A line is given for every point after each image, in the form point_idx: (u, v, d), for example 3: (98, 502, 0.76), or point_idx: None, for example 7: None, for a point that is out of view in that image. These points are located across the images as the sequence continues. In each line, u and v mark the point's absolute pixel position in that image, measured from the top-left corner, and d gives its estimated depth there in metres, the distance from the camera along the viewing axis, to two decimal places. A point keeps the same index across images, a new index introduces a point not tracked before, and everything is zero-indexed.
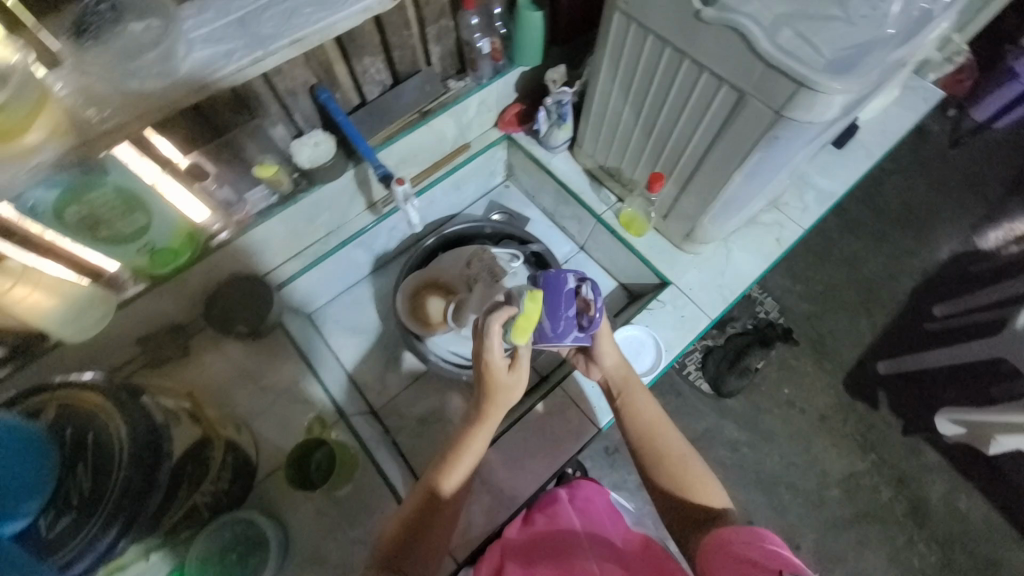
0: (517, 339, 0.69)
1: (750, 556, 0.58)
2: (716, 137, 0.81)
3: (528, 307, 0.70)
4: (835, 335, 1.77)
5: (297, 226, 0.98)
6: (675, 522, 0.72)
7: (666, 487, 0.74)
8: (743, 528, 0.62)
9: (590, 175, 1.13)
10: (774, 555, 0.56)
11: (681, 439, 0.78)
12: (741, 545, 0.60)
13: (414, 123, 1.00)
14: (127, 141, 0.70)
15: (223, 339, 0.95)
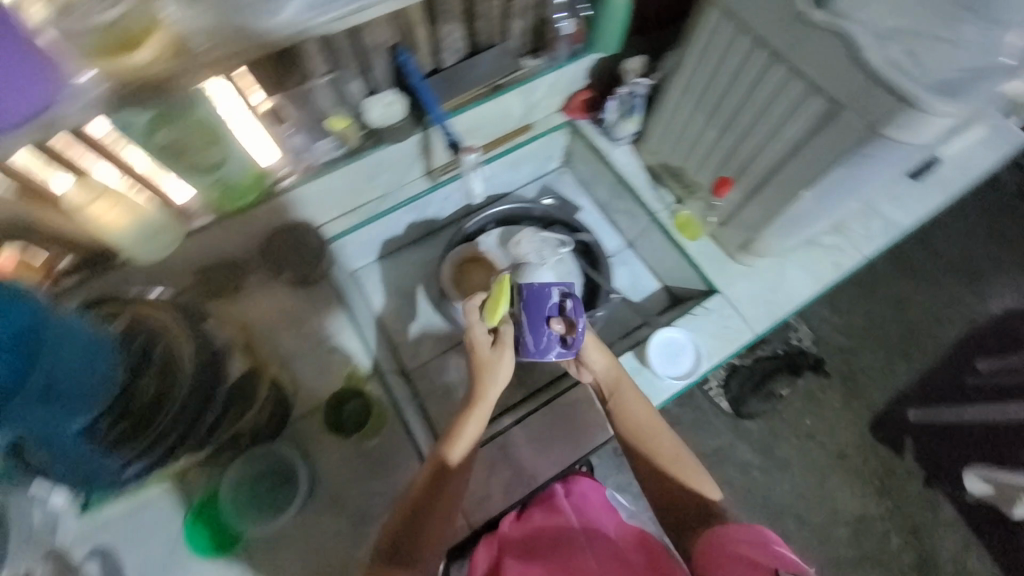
0: (487, 321, 0.79)
1: (751, 555, 0.58)
2: (796, 149, 0.78)
3: (497, 295, 0.79)
4: (869, 374, 1.71)
5: (356, 182, 0.99)
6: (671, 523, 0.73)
7: (663, 489, 0.75)
8: (745, 527, 0.63)
9: (649, 172, 1.11)
10: (777, 554, 0.57)
11: (673, 438, 0.78)
12: (743, 544, 0.60)
13: (484, 96, 0.99)
14: (218, 76, 0.71)
15: (273, 282, 0.98)
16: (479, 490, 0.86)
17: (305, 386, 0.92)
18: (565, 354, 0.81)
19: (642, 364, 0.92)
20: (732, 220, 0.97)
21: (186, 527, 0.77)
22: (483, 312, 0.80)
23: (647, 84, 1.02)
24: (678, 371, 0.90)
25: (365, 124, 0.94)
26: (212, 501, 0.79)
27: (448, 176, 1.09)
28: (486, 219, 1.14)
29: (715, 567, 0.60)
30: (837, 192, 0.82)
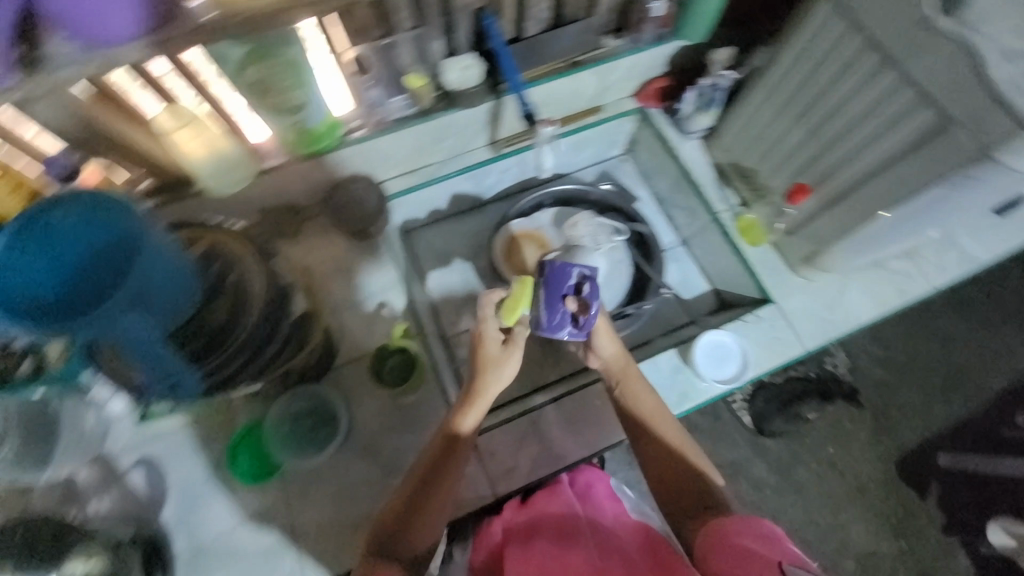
0: (506, 321, 0.73)
1: (751, 547, 0.56)
2: (891, 163, 0.76)
3: (519, 293, 0.74)
4: (903, 411, 1.65)
5: (422, 143, 0.99)
6: (672, 513, 0.70)
7: (665, 479, 0.73)
8: (744, 517, 0.60)
9: (716, 171, 1.08)
10: (779, 547, 0.55)
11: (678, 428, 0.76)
12: (742, 534, 0.58)
13: (561, 71, 0.97)
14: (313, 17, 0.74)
15: (328, 231, 1.00)
16: (506, 460, 0.87)
17: (350, 335, 0.94)
18: (577, 335, 0.79)
19: (685, 362, 0.91)
20: (801, 229, 0.94)
21: (230, 454, 0.82)
22: (500, 312, 0.73)
23: (733, 76, 0.98)
24: (724, 374, 0.89)
25: (442, 85, 0.93)
26: (254, 431, 0.83)
27: (512, 148, 1.06)
28: (542, 197, 1.13)
29: (713, 559, 0.58)
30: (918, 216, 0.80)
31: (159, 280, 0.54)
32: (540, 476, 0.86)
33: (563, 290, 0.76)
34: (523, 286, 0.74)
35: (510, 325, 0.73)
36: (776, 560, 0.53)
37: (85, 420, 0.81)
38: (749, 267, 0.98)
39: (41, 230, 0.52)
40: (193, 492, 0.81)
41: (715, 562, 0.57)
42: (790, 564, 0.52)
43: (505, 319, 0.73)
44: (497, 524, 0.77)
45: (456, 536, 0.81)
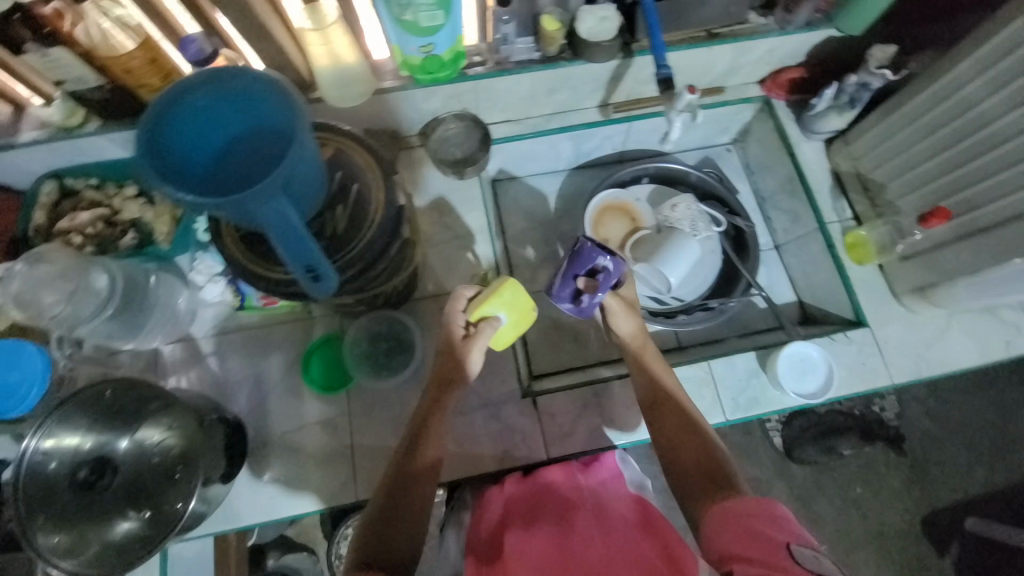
0: (469, 317, 0.78)
1: (758, 526, 0.56)
2: None
3: (490, 295, 0.78)
4: (941, 468, 1.59)
5: (537, 92, 0.95)
6: (686, 491, 0.67)
7: (681, 456, 0.70)
8: (750, 498, 0.60)
9: (834, 178, 1.01)
10: (787, 527, 0.56)
11: (689, 405, 0.75)
12: (751, 515, 0.58)
13: (699, 40, 0.92)
14: None
15: (425, 165, 0.99)
16: (564, 425, 0.87)
17: (430, 271, 0.94)
18: (577, 312, 0.84)
19: (764, 369, 0.88)
20: (921, 257, 0.88)
21: (305, 358, 0.85)
22: (468, 308, 0.79)
23: (888, 77, 0.88)
24: (805, 389, 0.85)
25: (573, 33, 0.88)
26: (332, 341, 0.86)
27: (624, 115, 1.01)
28: (642, 172, 1.09)
29: (720, 539, 0.58)
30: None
31: (303, 168, 0.52)
32: (595, 448, 0.86)
33: (575, 271, 0.80)
34: (497, 292, 0.77)
35: (473, 321, 0.78)
36: (785, 541, 0.54)
37: (177, 304, 0.84)
38: (851, 286, 0.93)
39: (200, 104, 0.53)
40: (265, 387, 0.85)
41: (722, 542, 0.57)
42: (797, 544, 0.54)
43: (470, 316, 0.78)
44: (497, 502, 0.77)
45: (460, 504, 0.85)
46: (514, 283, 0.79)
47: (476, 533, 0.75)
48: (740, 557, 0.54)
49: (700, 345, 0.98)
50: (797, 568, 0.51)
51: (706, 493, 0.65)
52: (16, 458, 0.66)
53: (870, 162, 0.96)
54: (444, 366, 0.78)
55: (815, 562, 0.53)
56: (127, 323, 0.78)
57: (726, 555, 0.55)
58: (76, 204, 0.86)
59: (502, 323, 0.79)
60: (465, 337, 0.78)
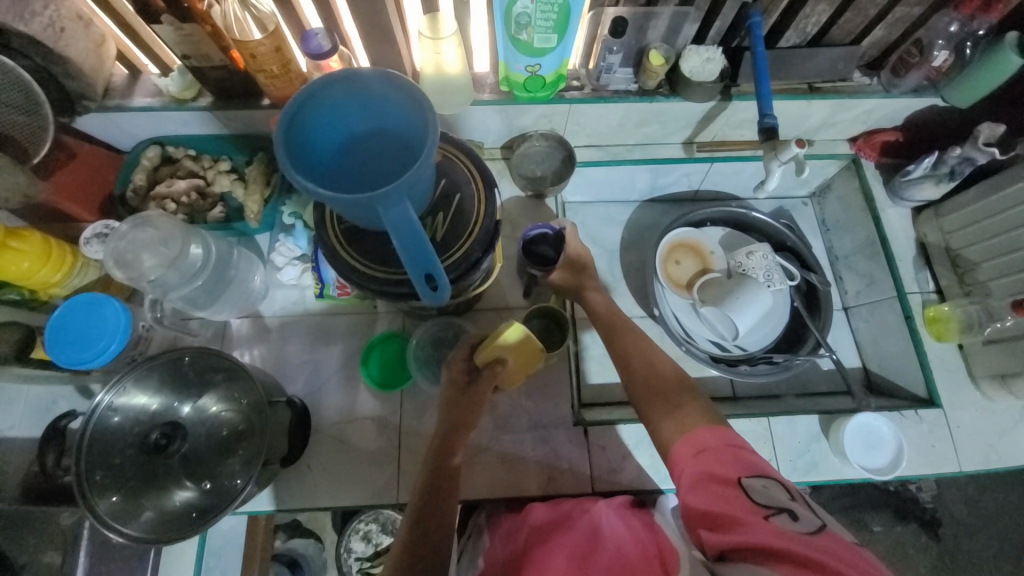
0: (482, 359, 0.74)
1: (711, 468, 0.58)
2: None
3: (498, 336, 0.75)
4: (970, 558, 1.49)
5: (627, 122, 0.96)
6: (649, 412, 0.67)
7: (645, 386, 0.70)
8: (707, 428, 0.61)
9: (918, 248, 0.98)
10: (736, 459, 0.58)
11: (645, 336, 0.76)
12: (702, 454, 0.59)
13: (799, 92, 0.91)
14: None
15: (505, 179, 1.00)
16: (614, 460, 0.85)
17: (496, 284, 0.94)
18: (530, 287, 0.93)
19: (826, 435, 0.85)
20: (1009, 343, 0.85)
21: (365, 352, 0.86)
22: (476, 351, 0.76)
23: (995, 154, 0.86)
24: (873, 464, 0.81)
25: (675, 68, 0.88)
26: (395, 338, 0.87)
27: (707, 154, 1.01)
28: (712, 215, 1.07)
29: (685, 491, 0.58)
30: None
31: (425, 170, 0.53)
32: (641, 489, 0.84)
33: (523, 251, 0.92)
34: (507, 331, 0.74)
35: (486, 361, 0.75)
36: (735, 478, 0.56)
37: (253, 281, 0.88)
38: (927, 364, 0.89)
39: (330, 102, 0.55)
40: (323, 374, 0.86)
41: (688, 498, 0.57)
42: (749, 477, 0.56)
43: (480, 358, 0.75)
44: (523, 525, 0.75)
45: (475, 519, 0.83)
46: (518, 324, 0.76)
47: (496, 556, 0.72)
48: (703, 512, 0.55)
49: (757, 400, 0.95)
50: (751, 504, 0.54)
51: (670, 414, 0.65)
52: (88, 411, 0.68)
53: (961, 238, 0.93)
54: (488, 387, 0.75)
55: (765, 492, 0.55)
56: (209, 293, 0.82)
57: (688, 511, 0.56)
58: (173, 172, 0.90)
59: (511, 364, 0.76)
60: (473, 381, 0.75)
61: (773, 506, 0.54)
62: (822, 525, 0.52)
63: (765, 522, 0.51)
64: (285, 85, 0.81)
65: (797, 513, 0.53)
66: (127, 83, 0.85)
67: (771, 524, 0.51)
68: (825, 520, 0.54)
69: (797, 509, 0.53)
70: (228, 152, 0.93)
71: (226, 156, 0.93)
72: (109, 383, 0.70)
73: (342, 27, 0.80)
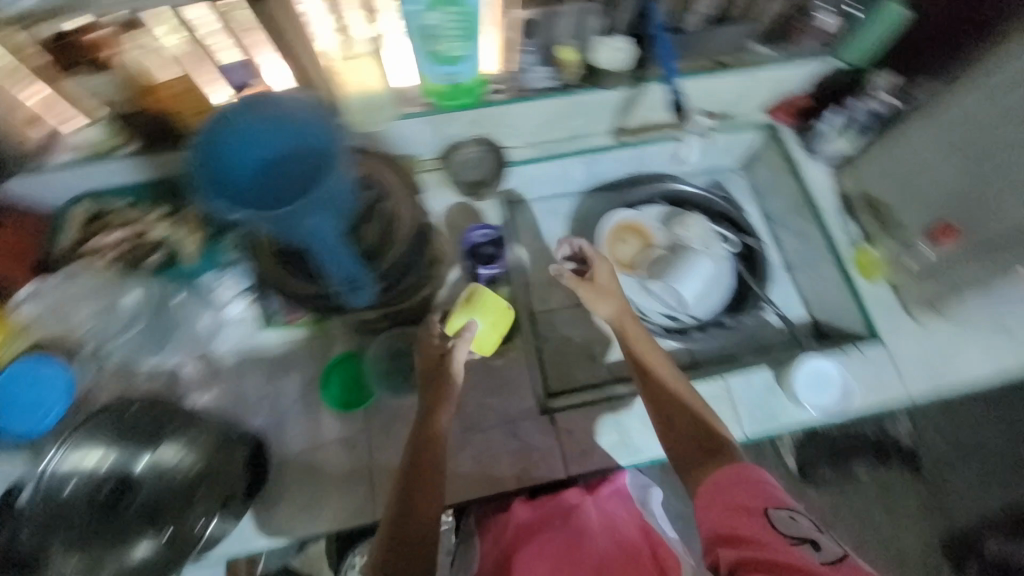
0: (446, 333, 0.79)
1: (739, 498, 0.63)
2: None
3: (461, 304, 0.82)
4: (956, 487, 1.51)
5: (555, 118, 1.00)
6: (688, 464, 0.71)
7: (679, 433, 0.74)
8: (736, 468, 0.67)
9: (841, 199, 1.04)
10: (764, 492, 0.63)
11: (678, 376, 0.79)
12: (733, 487, 0.65)
13: (709, 69, 0.97)
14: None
15: (447, 187, 1.02)
16: (585, 443, 0.86)
17: (447, 290, 0.94)
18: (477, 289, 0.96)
19: (779, 384, 0.89)
20: (935, 274, 0.90)
21: (325, 374, 0.86)
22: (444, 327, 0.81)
23: (889, 101, 0.98)
24: (822, 403, 0.87)
25: (589, 62, 0.93)
26: (352, 358, 0.87)
27: (635, 139, 1.05)
28: (653, 194, 1.12)
29: (707, 514, 0.65)
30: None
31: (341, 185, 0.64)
32: (616, 465, 0.86)
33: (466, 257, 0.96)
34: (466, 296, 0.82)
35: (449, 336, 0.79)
36: (761, 508, 0.62)
37: (200, 323, 0.86)
38: (862, 303, 0.95)
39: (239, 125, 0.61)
40: (282, 407, 0.85)
41: (710, 520, 0.64)
42: (774, 508, 0.62)
43: (448, 330, 0.79)
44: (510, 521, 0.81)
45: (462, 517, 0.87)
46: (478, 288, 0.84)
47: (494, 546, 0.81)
48: (724, 534, 0.62)
49: (714, 362, 0.97)
50: (776, 537, 0.60)
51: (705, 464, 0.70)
52: (37, 477, 0.67)
53: (878, 184, 0.99)
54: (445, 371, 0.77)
55: (790, 522, 0.61)
56: (151, 336, 0.84)
57: (708, 530, 0.64)
58: (104, 224, 0.84)
59: (480, 326, 0.82)
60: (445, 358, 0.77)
61: (795, 535, 0.60)
62: (841, 556, 0.58)
63: (789, 551, 0.58)
64: (183, 105, 0.79)
65: (819, 543, 0.59)
66: (38, 143, 0.76)
67: (794, 552, 0.58)
68: (842, 548, 0.60)
69: (819, 540, 0.60)
70: (166, 195, 0.87)
71: (164, 199, 0.87)
72: (56, 443, 0.69)
73: (251, 62, 0.77)
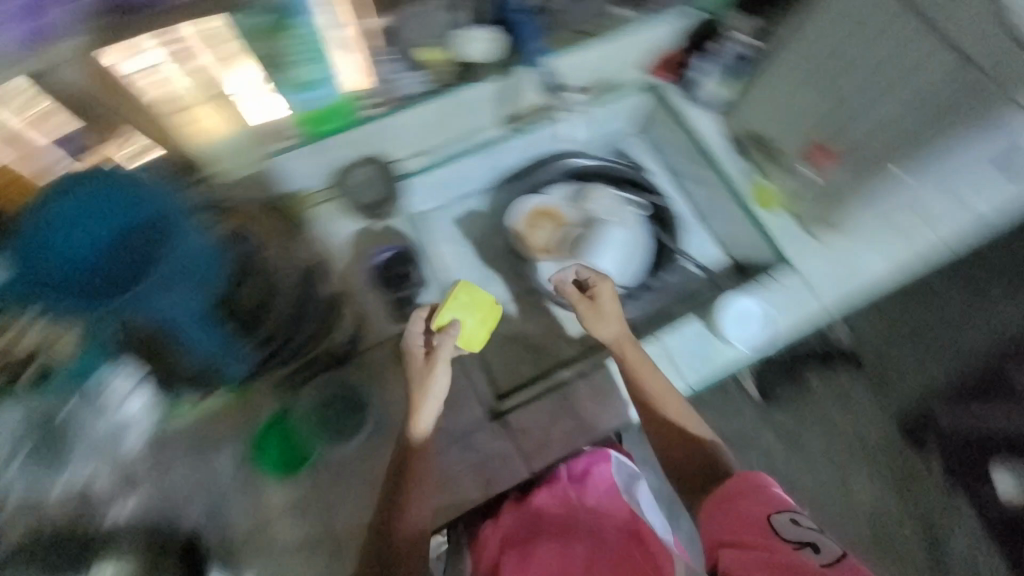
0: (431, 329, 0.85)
1: (745, 505, 0.69)
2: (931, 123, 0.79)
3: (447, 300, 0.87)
4: (902, 374, 1.59)
5: (434, 120, 0.95)
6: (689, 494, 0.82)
7: (680, 465, 0.84)
8: (741, 479, 0.73)
9: (731, 140, 1.06)
10: (767, 499, 0.68)
11: (683, 407, 0.86)
12: (739, 496, 0.70)
13: (576, 43, 0.98)
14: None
15: (345, 216, 0.96)
16: (540, 436, 0.87)
17: (369, 321, 0.90)
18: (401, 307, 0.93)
19: (710, 329, 0.93)
20: (822, 191, 0.95)
21: (257, 441, 0.80)
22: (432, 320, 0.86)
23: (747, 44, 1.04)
24: (749, 338, 0.91)
25: (460, 58, 0.92)
26: (280, 419, 0.82)
27: (524, 124, 1.01)
28: (557, 176, 1.09)
29: (714, 523, 0.70)
30: (928, 164, 0.84)
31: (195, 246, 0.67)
32: (576, 449, 0.86)
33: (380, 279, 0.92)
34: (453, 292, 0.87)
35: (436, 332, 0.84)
36: (766, 514, 0.67)
37: (97, 430, 0.70)
38: (768, 234, 0.99)
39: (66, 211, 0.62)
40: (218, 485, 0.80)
41: (715, 528, 0.69)
42: (778, 514, 0.67)
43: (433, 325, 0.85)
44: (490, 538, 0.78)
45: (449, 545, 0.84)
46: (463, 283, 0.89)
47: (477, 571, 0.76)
48: (727, 538, 0.66)
49: (651, 321, 0.98)
50: (778, 540, 0.63)
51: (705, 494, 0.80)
52: None
53: (757, 117, 1.01)
54: (423, 376, 0.80)
55: (794, 528, 0.65)
56: (49, 454, 0.70)
57: (712, 536, 0.68)
58: None
59: (466, 321, 0.86)
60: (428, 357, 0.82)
61: (798, 539, 0.63)
62: (841, 556, 0.61)
63: (792, 552, 0.61)
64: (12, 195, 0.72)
65: (819, 546, 0.62)
66: None
67: (794, 552, 0.61)
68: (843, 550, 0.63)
69: (821, 542, 0.63)
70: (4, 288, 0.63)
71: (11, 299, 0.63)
72: None
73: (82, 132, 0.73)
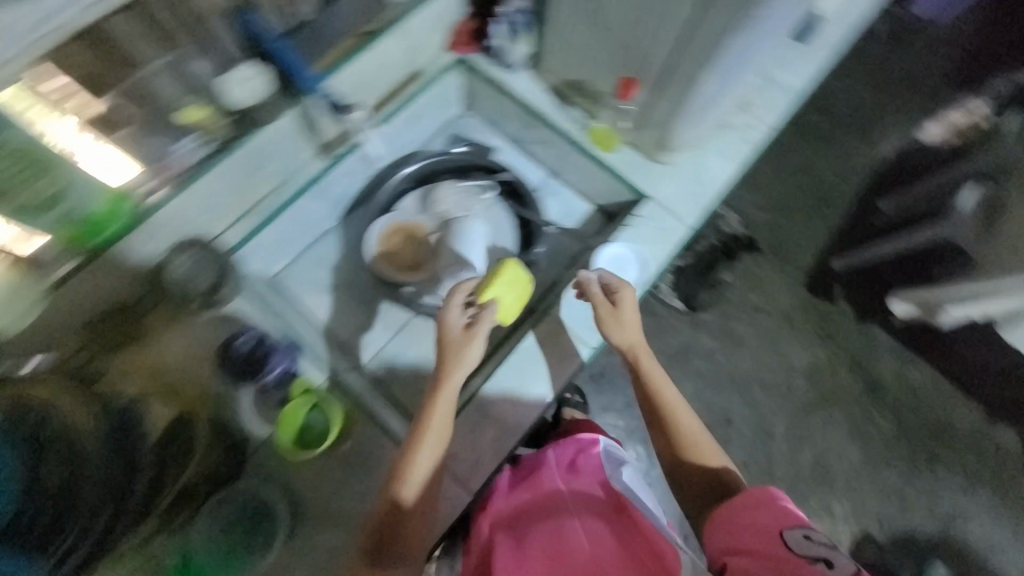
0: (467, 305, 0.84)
1: (757, 519, 0.71)
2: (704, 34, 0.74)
3: (493, 278, 0.86)
4: (795, 238, 1.71)
5: (239, 179, 0.85)
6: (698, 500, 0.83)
7: (683, 467, 0.84)
8: (755, 492, 0.74)
9: (553, 93, 1.06)
10: (778, 513, 0.71)
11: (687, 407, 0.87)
12: (750, 508, 0.73)
13: (356, 47, 0.86)
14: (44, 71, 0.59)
15: (182, 317, 0.87)
16: (470, 455, 0.87)
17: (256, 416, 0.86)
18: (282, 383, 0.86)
19: None
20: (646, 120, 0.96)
21: None
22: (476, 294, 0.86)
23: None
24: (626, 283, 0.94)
25: (229, 107, 0.79)
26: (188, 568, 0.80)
27: (346, 146, 0.93)
28: (402, 182, 1.05)
29: (725, 535, 0.74)
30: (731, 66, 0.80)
31: None
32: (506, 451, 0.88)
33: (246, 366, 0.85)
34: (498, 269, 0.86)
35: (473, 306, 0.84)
36: (776, 530, 0.69)
37: None
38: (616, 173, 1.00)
39: None
40: None
41: (727, 540, 0.73)
42: (790, 529, 0.69)
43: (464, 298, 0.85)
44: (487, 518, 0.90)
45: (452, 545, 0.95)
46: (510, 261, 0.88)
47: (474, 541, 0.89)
48: (739, 551, 0.71)
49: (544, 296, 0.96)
50: (790, 552, 0.67)
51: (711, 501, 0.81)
52: None
53: (570, 63, 0.98)
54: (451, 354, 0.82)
55: (804, 543, 0.67)
56: None
57: (723, 548, 0.73)
58: None
59: (503, 298, 0.85)
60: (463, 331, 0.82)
61: (810, 554, 0.66)
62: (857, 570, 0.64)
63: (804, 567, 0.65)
64: None
65: (832, 560, 0.65)
66: None
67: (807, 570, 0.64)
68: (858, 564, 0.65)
69: (835, 558, 0.65)
70: None
71: None
72: None
73: None
